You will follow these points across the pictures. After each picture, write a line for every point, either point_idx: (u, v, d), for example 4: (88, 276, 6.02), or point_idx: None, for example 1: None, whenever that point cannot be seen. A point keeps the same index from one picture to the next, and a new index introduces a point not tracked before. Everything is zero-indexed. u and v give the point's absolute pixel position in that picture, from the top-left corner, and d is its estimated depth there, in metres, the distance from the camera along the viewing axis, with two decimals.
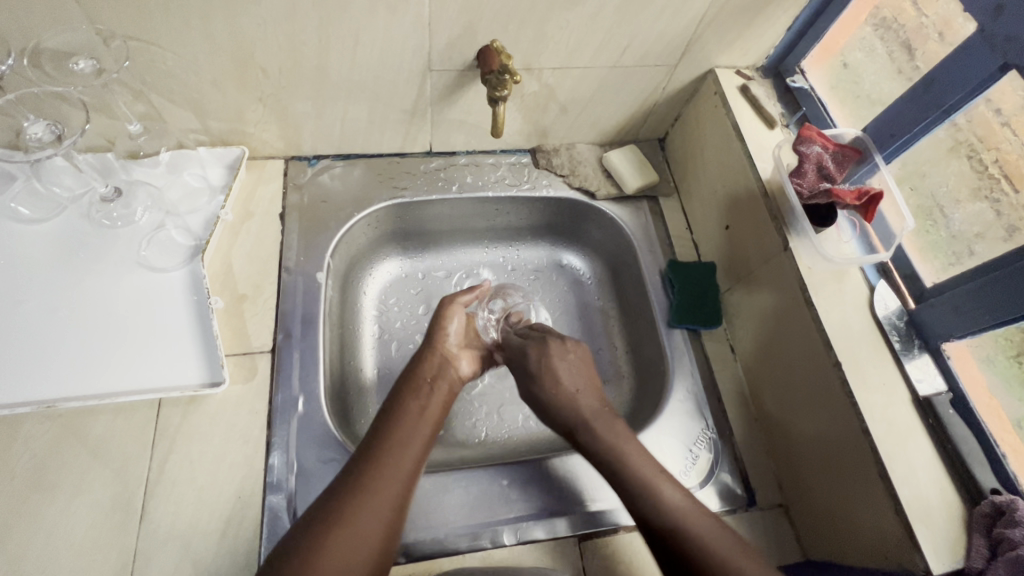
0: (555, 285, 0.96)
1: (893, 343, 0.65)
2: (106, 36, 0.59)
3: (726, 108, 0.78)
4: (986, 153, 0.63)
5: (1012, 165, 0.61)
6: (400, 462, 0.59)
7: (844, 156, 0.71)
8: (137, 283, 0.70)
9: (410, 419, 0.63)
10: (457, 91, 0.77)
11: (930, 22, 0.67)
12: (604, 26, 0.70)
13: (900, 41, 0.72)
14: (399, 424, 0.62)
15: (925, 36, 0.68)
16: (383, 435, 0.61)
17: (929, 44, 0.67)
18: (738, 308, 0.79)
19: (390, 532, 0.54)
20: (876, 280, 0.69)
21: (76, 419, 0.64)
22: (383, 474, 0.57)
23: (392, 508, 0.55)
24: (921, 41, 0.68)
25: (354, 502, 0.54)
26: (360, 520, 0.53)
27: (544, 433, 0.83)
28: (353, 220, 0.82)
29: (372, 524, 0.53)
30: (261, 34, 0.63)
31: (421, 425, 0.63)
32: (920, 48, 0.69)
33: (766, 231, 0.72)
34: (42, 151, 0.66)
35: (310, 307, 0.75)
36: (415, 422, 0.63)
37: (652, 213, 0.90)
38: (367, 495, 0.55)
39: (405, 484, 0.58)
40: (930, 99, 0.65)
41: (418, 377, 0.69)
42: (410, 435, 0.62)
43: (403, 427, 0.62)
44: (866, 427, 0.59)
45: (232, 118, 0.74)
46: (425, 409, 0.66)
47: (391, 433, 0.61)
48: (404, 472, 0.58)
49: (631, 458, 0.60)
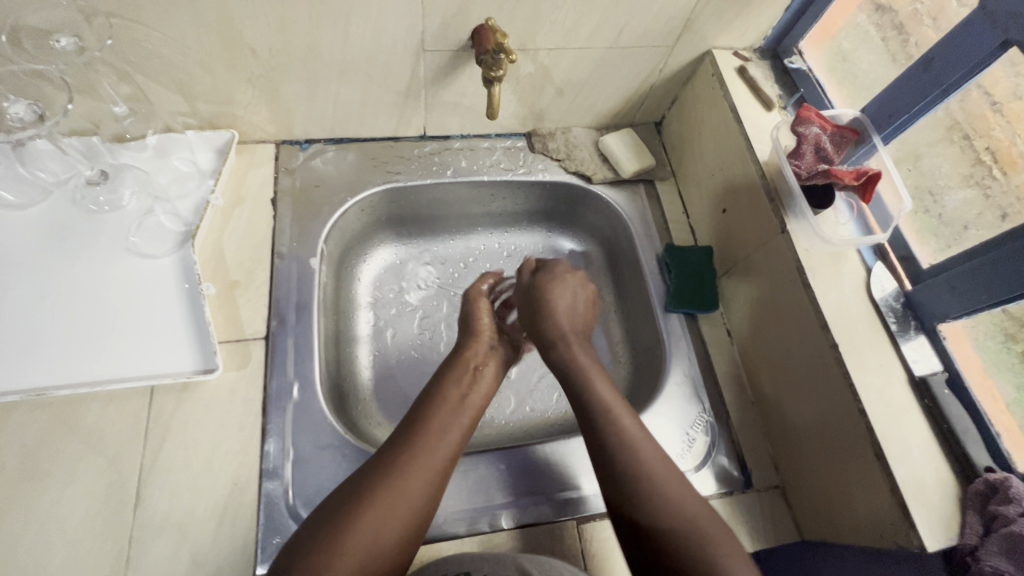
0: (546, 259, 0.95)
1: (890, 325, 0.65)
2: (88, 14, 0.58)
3: (724, 90, 0.77)
4: (979, 139, 0.63)
5: (1004, 151, 0.61)
6: (434, 451, 0.58)
7: (841, 137, 0.71)
8: (127, 270, 0.69)
9: (449, 410, 0.62)
10: (451, 73, 0.75)
11: (925, 8, 0.67)
12: (601, 5, 0.69)
13: (896, 24, 0.71)
14: (439, 415, 0.62)
15: (919, 21, 0.68)
16: (419, 425, 0.60)
17: (924, 30, 0.67)
18: (735, 293, 0.79)
19: (418, 520, 0.55)
20: (873, 262, 0.69)
21: (67, 407, 0.63)
22: (418, 463, 0.57)
23: (423, 500, 0.55)
24: (915, 26, 0.68)
25: (387, 487, 0.54)
26: (389, 505, 0.53)
27: (539, 419, 0.84)
28: (390, 248, 0.91)
29: (401, 513, 0.53)
30: (249, 13, 0.61)
31: (460, 415, 0.63)
32: (915, 33, 0.68)
33: (764, 213, 0.71)
34: (24, 130, 0.67)
35: (304, 293, 0.74)
36: (453, 412, 0.63)
37: (648, 197, 0.89)
38: (401, 484, 0.55)
39: (437, 475, 0.57)
40: (928, 79, 0.64)
41: (458, 374, 0.67)
42: (449, 423, 0.61)
43: (439, 418, 0.61)
44: (862, 407, 0.59)
45: (221, 102, 0.73)
46: (465, 400, 0.65)
47: (427, 425, 0.60)
48: (438, 465, 0.58)
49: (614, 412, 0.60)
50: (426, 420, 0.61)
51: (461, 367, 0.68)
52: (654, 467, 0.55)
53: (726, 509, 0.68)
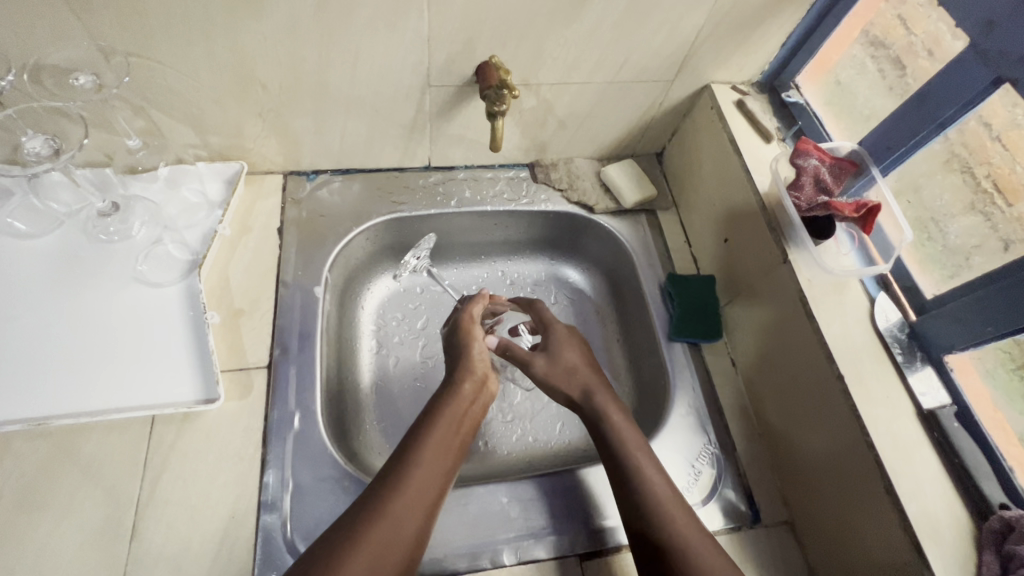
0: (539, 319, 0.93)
1: (895, 356, 0.64)
2: (107, 53, 0.60)
3: (723, 123, 0.79)
4: (979, 167, 0.63)
5: (1005, 179, 0.61)
6: (422, 493, 0.58)
7: (840, 169, 0.70)
8: (134, 299, 0.70)
9: (436, 450, 0.62)
10: (456, 106, 0.77)
11: (919, 40, 0.68)
12: (601, 43, 0.71)
13: (891, 58, 0.72)
14: (433, 449, 0.61)
15: (915, 53, 0.68)
16: (408, 463, 0.59)
17: (919, 62, 0.67)
18: (739, 322, 0.79)
19: (414, 554, 0.55)
20: (876, 291, 0.68)
21: (68, 437, 0.62)
22: (407, 505, 0.56)
23: (417, 535, 0.55)
24: (910, 58, 0.69)
25: (377, 531, 0.53)
26: (382, 549, 0.52)
27: (542, 449, 0.83)
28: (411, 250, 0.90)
29: (393, 555, 0.53)
30: (262, 51, 0.64)
31: (446, 455, 0.62)
32: (911, 65, 0.69)
33: (765, 243, 0.72)
34: (40, 165, 0.67)
35: (307, 322, 0.74)
36: (439, 453, 0.62)
37: (651, 227, 0.90)
38: (392, 526, 0.54)
39: (426, 517, 0.57)
40: (924, 113, 0.65)
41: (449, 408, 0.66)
42: (436, 465, 0.60)
43: (427, 456, 0.60)
44: (870, 441, 0.58)
45: (232, 134, 0.75)
46: (451, 442, 0.63)
47: (415, 466, 0.59)
48: (428, 497, 0.58)
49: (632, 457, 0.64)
50: (413, 455, 0.60)
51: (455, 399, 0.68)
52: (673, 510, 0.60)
53: (734, 545, 0.66)
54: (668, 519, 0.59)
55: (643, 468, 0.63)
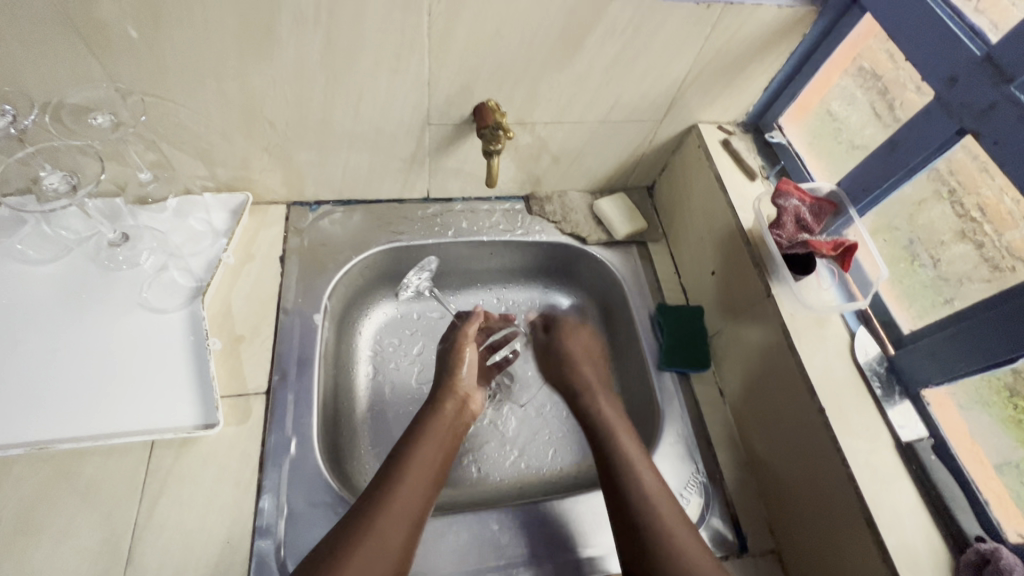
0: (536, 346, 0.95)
1: (874, 389, 0.66)
2: (124, 93, 0.64)
3: (709, 161, 0.83)
4: (967, 197, 0.63)
5: (992, 207, 0.61)
6: (407, 507, 0.61)
7: (819, 209, 0.74)
8: (138, 325, 0.72)
9: (421, 466, 0.65)
10: (454, 142, 0.81)
11: (905, 74, 0.69)
12: (593, 86, 0.75)
13: (878, 89, 0.73)
14: (416, 465, 0.65)
15: (902, 85, 0.70)
16: (393, 480, 0.63)
17: (907, 94, 0.69)
18: (726, 352, 0.81)
19: (399, 568, 0.58)
20: (856, 326, 0.71)
21: (69, 461, 0.64)
22: (392, 519, 0.59)
23: (404, 540, 0.59)
24: (898, 89, 0.71)
25: (364, 544, 0.57)
26: (370, 560, 0.56)
27: (534, 475, 0.84)
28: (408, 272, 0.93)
29: (380, 568, 0.56)
30: (270, 92, 0.67)
31: (429, 472, 0.66)
32: (898, 97, 0.71)
33: (750, 278, 0.74)
34: (58, 200, 0.71)
35: (306, 348, 0.76)
36: (422, 468, 0.65)
37: (641, 258, 0.93)
38: (378, 540, 0.57)
39: (412, 529, 0.60)
40: (896, 158, 0.68)
41: (433, 424, 0.72)
42: (419, 480, 0.64)
43: (411, 472, 0.64)
44: (851, 473, 0.60)
45: (238, 167, 0.78)
46: (434, 458, 0.68)
47: (399, 482, 0.63)
48: (411, 513, 0.61)
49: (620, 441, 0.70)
50: (398, 473, 0.64)
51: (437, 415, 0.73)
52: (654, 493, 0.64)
53: None
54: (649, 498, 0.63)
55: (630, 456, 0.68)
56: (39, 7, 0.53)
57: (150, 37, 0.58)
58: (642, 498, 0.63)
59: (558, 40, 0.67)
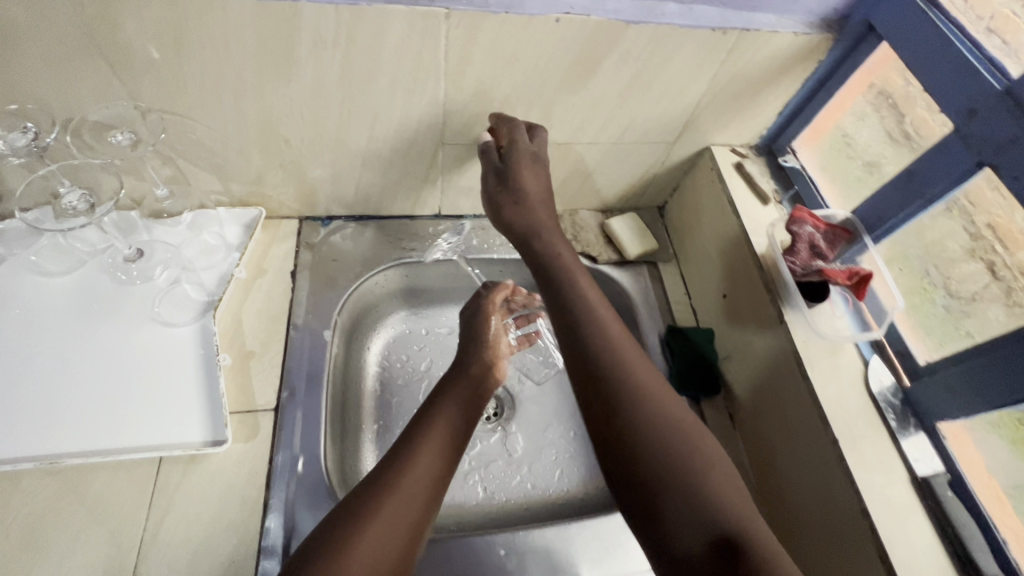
0: (545, 364, 0.95)
1: (889, 421, 0.65)
2: (143, 110, 0.64)
3: (722, 184, 0.82)
4: (978, 215, 0.63)
5: (1003, 227, 0.61)
6: (431, 470, 0.60)
7: (834, 236, 0.74)
8: (150, 339, 0.72)
9: (440, 428, 0.65)
10: (467, 161, 0.81)
11: (915, 90, 0.70)
12: (607, 108, 0.75)
13: (889, 104, 0.74)
14: (439, 426, 0.65)
15: (912, 103, 0.71)
16: (417, 439, 0.63)
17: (916, 111, 0.70)
18: (737, 377, 0.80)
19: (419, 530, 0.56)
20: (870, 355, 0.70)
21: (77, 476, 0.64)
22: (414, 480, 0.58)
23: (421, 511, 0.57)
24: (908, 107, 0.71)
25: (388, 502, 0.56)
26: (392, 513, 0.55)
27: (540, 496, 0.84)
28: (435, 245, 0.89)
29: (404, 525, 0.55)
30: (287, 111, 0.68)
31: (452, 435, 0.65)
32: (908, 113, 0.71)
33: (762, 303, 0.74)
34: (76, 220, 0.68)
35: (315, 365, 0.76)
36: (444, 431, 0.65)
37: (651, 278, 0.93)
38: (399, 496, 0.56)
39: (434, 493, 0.59)
40: (914, 187, 0.67)
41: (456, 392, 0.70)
42: (443, 444, 0.63)
43: (434, 432, 0.64)
44: (864, 507, 0.59)
45: (253, 183, 0.79)
46: (462, 422, 0.67)
47: (422, 444, 0.62)
48: (432, 480, 0.60)
49: (620, 351, 0.61)
50: (422, 435, 0.63)
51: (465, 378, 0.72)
52: (659, 405, 0.58)
53: None
54: (658, 414, 0.57)
55: (626, 361, 0.61)
56: (65, 27, 0.54)
57: (172, 58, 0.59)
58: (644, 413, 0.57)
59: (574, 65, 0.68)
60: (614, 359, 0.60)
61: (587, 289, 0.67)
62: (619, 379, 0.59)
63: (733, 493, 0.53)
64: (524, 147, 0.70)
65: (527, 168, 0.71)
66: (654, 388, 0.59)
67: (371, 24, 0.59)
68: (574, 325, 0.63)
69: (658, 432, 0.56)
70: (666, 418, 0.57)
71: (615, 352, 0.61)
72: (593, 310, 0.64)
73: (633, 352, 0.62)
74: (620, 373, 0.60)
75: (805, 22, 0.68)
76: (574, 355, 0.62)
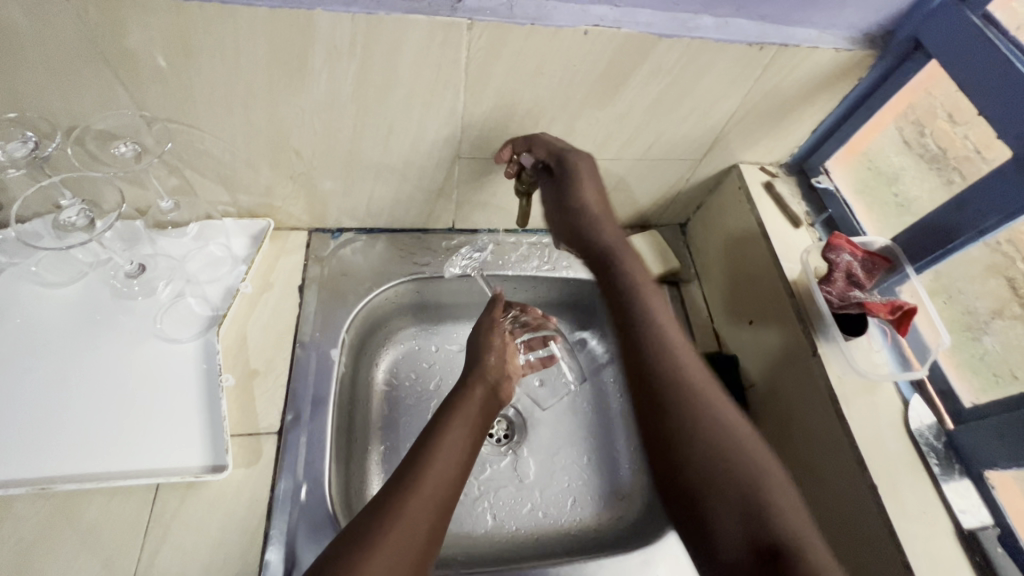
0: (558, 387, 0.91)
1: (931, 465, 0.61)
2: (149, 120, 0.61)
3: (751, 204, 0.78)
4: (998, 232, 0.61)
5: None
6: (437, 493, 0.57)
7: (873, 265, 0.69)
8: (150, 356, 0.69)
9: (447, 447, 0.62)
10: (484, 176, 0.78)
11: (939, 103, 0.68)
12: (633, 125, 0.72)
13: (911, 120, 0.72)
14: (445, 445, 0.62)
15: (934, 115, 0.70)
16: (423, 458, 0.59)
17: (938, 124, 0.70)
18: (762, 409, 0.76)
19: (424, 559, 0.52)
20: (910, 393, 0.66)
21: (70, 501, 0.61)
22: (420, 503, 0.55)
23: (427, 537, 0.53)
24: (930, 120, 0.71)
25: (394, 526, 0.52)
26: (399, 539, 0.51)
27: (551, 526, 0.80)
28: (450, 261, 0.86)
29: (409, 553, 0.51)
30: (300, 122, 0.65)
31: (457, 455, 0.62)
32: (930, 126, 0.71)
33: (793, 334, 0.70)
34: (75, 235, 0.64)
35: (321, 387, 0.73)
36: (450, 451, 0.61)
37: (672, 298, 0.88)
38: (405, 520, 0.53)
39: (439, 520, 0.55)
40: (963, 218, 0.62)
41: (461, 408, 0.68)
42: (448, 466, 0.60)
43: (440, 451, 0.61)
44: (907, 562, 0.55)
45: (262, 194, 0.76)
46: (467, 441, 0.64)
47: (429, 465, 0.59)
48: (437, 504, 0.56)
49: (676, 355, 0.60)
50: (427, 452, 0.60)
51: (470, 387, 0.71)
52: (719, 413, 0.56)
53: None
54: (712, 422, 0.55)
55: (685, 366, 0.59)
56: (68, 33, 0.51)
57: (180, 66, 0.56)
58: (706, 422, 0.55)
59: (601, 80, 0.64)
60: (670, 363, 0.59)
61: (649, 293, 0.66)
62: (676, 384, 0.58)
63: (788, 500, 0.51)
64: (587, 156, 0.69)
65: (586, 175, 0.69)
66: (707, 391, 0.58)
67: (390, 34, 0.56)
68: (630, 328, 0.63)
69: (706, 436, 0.54)
70: (730, 427, 0.55)
71: (665, 350, 0.60)
72: (650, 312, 0.64)
73: (691, 356, 0.61)
74: (682, 378, 0.58)
75: (847, 36, 0.65)
76: (632, 357, 0.61)
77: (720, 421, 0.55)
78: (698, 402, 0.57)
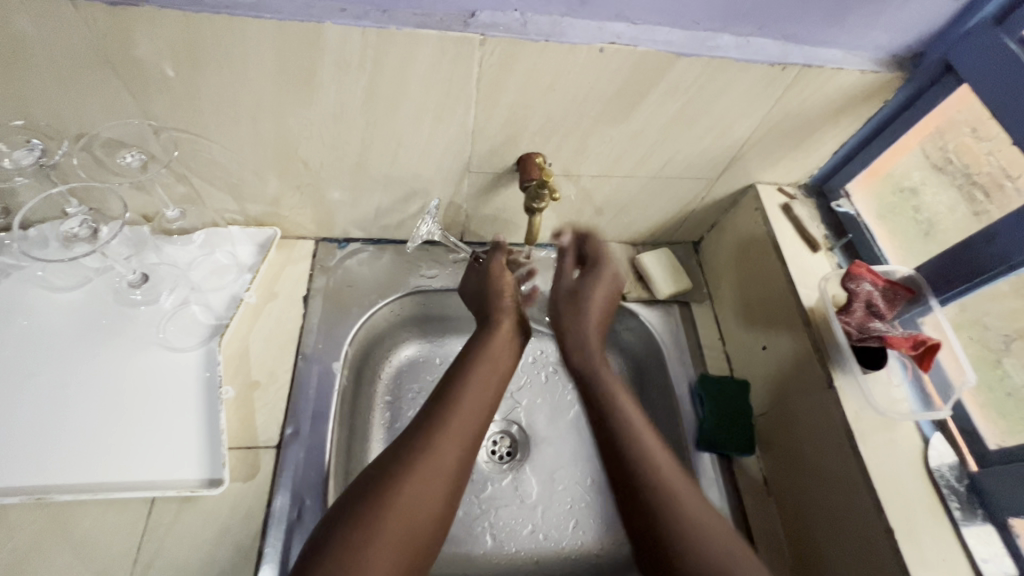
0: (561, 406, 0.90)
1: (952, 509, 0.59)
2: (156, 129, 0.61)
3: (767, 226, 0.76)
4: None
5: None
6: (466, 424, 0.59)
7: (895, 293, 0.67)
8: (152, 365, 0.69)
9: (479, 383, 0.63)
10: (494, 191, 0.76)
11: (963, 118, 0.65)
12: (647, 143, 0.70)
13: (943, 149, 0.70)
14: (475, 374, 0.63)
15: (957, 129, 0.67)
16: (454, 390, 0.61)
17: (960, 138, 0.67)
18: (774, 439, 0.73)
19: (456, 488, 0.55)
20: (931, 432, 0.63)
21: (65, 511, 0.60)
22: (449, 431, 0.57)
23: (458, 467, 0.56)
24: (952, 133, 0.68)
25: (421, 458, 0.54)
26: (430, 470, 0.54)
27: (552, 549, 0.78)
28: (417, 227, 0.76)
29: (441, 480, 0.54)
30: (308, 133, 0.64)
31: (488, 388, 0.63)
32: (952, 140, 0.68)
33: (809, 364, 0.67)
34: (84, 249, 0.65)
35: (322, 402, 0.71)
36: (482, 381, 0.63)
37: (683, 319, 0.85)
38: (435, 451, 0.55)
39: (468, 452, 0.57)
40: (993, 251, 0.59)
41: (487, 346, 0.67)
42: (474, 402, 0.61)
43: (472, 383, 0.62)
44: None
45: (269, 204, 0.75)
46: (495, 371, 0.65)
47: (460, 399, 0.60)
48: (467, 433, 0.58)
49: (636, 441, 0.59)
50: (457, 384, 0.62)
51: (487, 345, 0.67)
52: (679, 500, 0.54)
53: None
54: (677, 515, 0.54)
55: (641, 451, 0.58)
56: (77, 42, 0.51)
57: (188, 76, 0.55)
58: (665, 514, 0.54)
59: (615, 98, 0.62)
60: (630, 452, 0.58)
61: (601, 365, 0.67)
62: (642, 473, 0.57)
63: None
64: (598, 274, 0.74)
65: (595, 285, 0.73)
66: (675, 482, 0.56)
67: (399, 48, 0.54)
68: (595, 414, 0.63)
69: (672, 530, 0.53)
70: (689, 513, 0.54)
71: (628, 438, 0.59)
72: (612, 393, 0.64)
73: (654, 440, 0.60)
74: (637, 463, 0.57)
75: (872, 58, 0.62)
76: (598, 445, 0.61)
77: (683, 513, 0.54)
78: (660, 490, 0.55)
